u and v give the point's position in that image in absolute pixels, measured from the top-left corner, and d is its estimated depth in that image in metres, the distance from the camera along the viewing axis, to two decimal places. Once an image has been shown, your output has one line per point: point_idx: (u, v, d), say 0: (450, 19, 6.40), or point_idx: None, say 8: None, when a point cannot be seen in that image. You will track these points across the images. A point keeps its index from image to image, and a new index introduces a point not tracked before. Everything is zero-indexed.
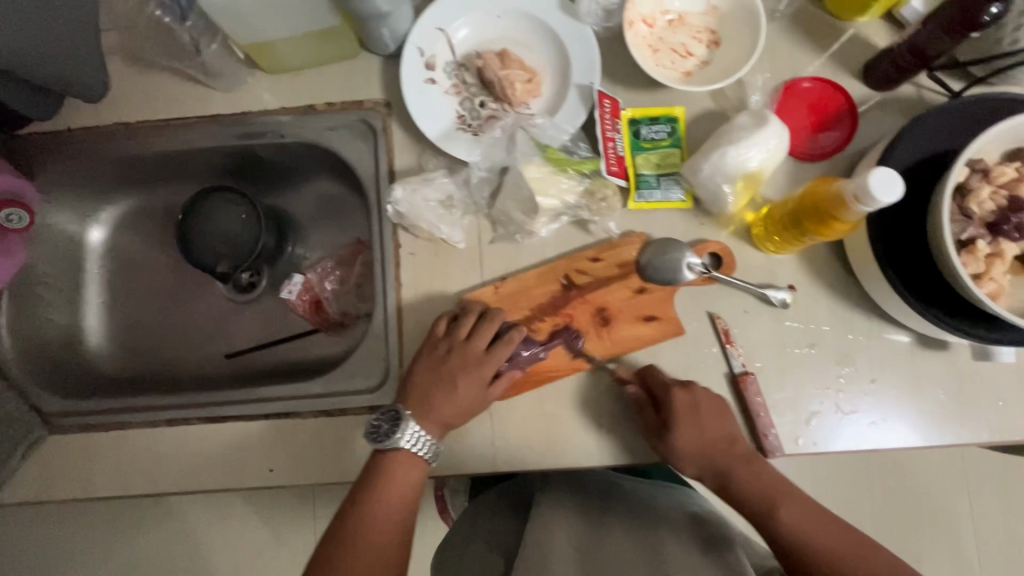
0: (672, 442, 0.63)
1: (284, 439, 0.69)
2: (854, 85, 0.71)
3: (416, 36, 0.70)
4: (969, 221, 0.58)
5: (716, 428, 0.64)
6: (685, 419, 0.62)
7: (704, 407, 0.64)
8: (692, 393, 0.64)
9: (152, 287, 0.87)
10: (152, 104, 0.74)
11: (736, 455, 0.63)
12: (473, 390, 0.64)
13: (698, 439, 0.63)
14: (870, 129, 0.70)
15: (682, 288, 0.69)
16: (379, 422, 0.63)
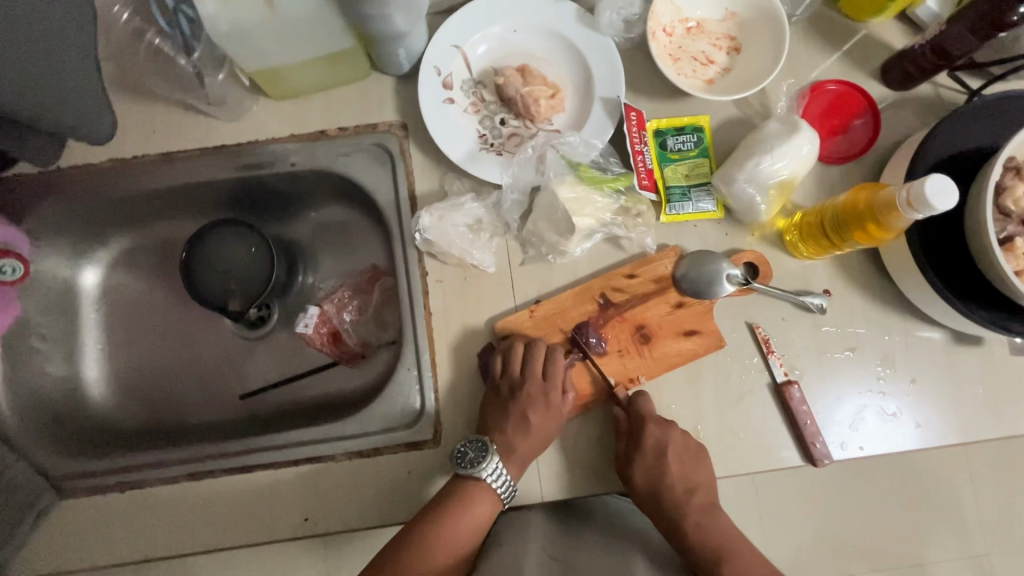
0: (638, 477, 0.63)
1: (319, 484, 0.65)
2: (873, 86, 0.71)
3: (432, 54, 0.67)
4: (1005, 219, 0.58)
5: (689, 470, 0.63)
6: (648, 459, 0.62)
7: (669, 452, 0.62)
8: (665, 432, 0.62)
9: (155, 329, 0.82)
10: (149, 137, 0.70)
11: (692, 503, 0.63)
12: (547, 420, 0.63)
13: (670, 479, 0.62)
14: (891, 130, 0.70)
15: (720, 300, 0.68)
16: (465, 449, 0.62)
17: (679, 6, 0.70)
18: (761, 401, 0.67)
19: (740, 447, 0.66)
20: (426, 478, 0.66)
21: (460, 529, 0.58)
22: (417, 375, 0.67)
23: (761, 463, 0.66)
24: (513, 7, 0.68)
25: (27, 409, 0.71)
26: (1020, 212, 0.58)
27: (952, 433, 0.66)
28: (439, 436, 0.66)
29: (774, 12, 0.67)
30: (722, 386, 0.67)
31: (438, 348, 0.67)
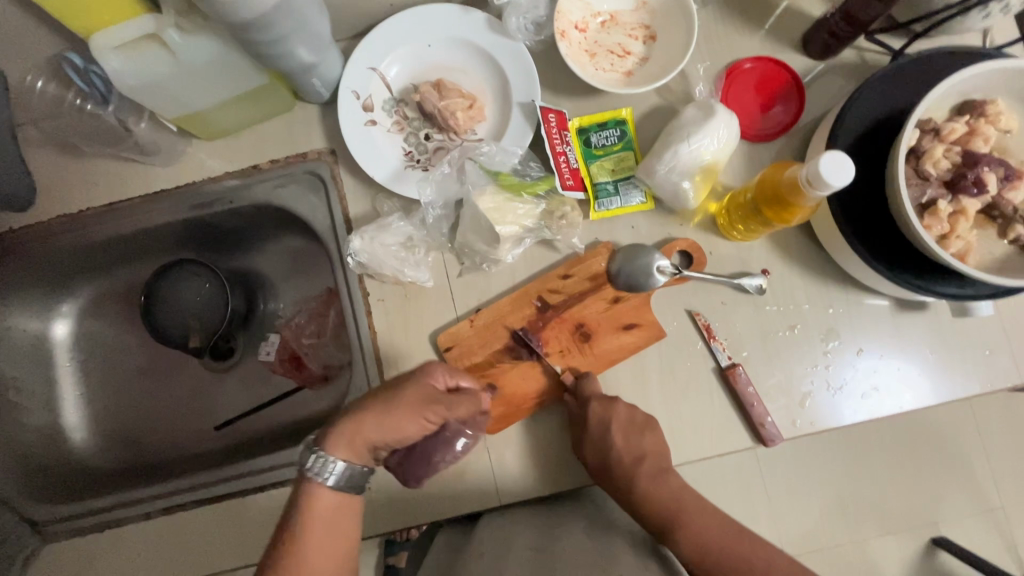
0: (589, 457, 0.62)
1: (283, 508, 0.67)
2: (797, 58, 0.70)
3: (348, 78, 0.68)
4: (927, 183, 0.57)
5: (635, 441, 0.62)
6: (593, 438, 0.62)
7: (613, 428, 0.61)
8: (610, 410, 0.62)
9: (129, 371, 0.85)
10: (91, 191, 0.72)
11: (642, 471, 0.61)
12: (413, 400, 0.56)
13: (627, 452, 0.62)
14: (818, 101, 0.69)
15: (658, 291, 0.68)
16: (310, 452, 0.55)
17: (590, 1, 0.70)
18: (708, 387, 0.67)
19: (691, 434, 0.66)
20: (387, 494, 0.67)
21: (319, 522, 0.53)
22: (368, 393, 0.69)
23: (713, 447, 0.66)
24: (423, 22, 0.69)
25: (8, 460, 0.74)
26: (941, 175, 0.57)
27: (905, 399, 0.66)
28: None
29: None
30: (669, 375, 0.67)
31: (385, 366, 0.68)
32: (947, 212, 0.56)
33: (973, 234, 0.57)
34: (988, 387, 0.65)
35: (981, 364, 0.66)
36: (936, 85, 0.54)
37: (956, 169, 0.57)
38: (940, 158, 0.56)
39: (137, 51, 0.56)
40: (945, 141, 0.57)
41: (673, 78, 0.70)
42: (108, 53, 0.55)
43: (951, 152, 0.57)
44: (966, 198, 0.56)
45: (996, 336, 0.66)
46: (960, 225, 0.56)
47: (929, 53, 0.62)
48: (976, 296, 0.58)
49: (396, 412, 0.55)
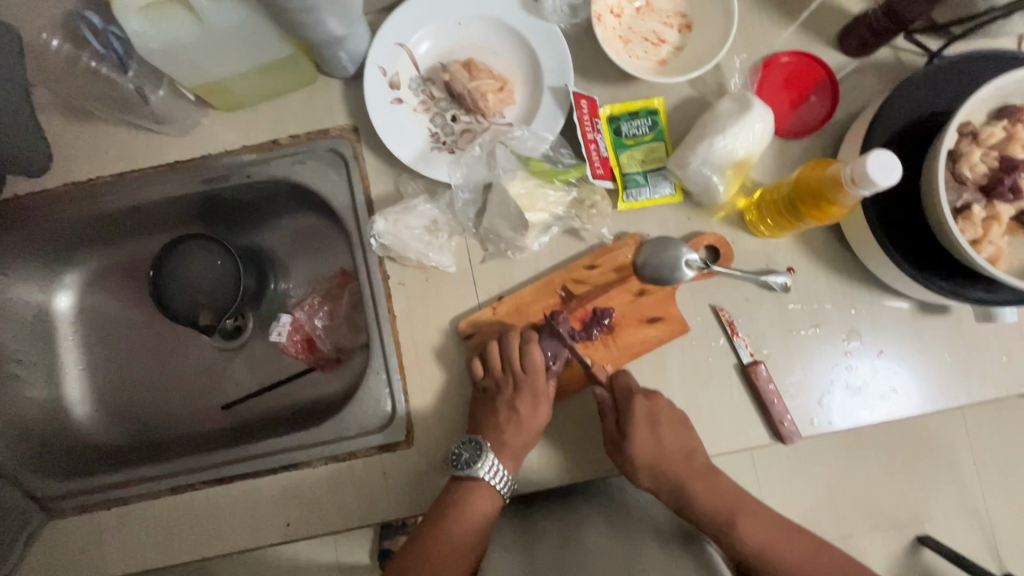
0: (629, 452, 0.61)
1: (295, 490, 0.66)
2: (831, 54, 0.69)
3: (375, 54, 0.66)
4: (963, 187, 0.57)
5: (678, 435, 0.63)
6: (643, 428, 0.60)
7: (661, 417, 0.62)
8: (652, 402, 0.63)
9: (133, 347, 0.83)
10: (102, 160, 0.69)
11: (692, 469, 0.63)
12: (536, 410, 0.63)
13: (655, 449, 0.61)
14: (851, 99, 0.68)
15: (683, 285, 0.67)
16: (461, 450, 0.62)
17: None
18: (728, 383, 0.67)
19: (708, 428, 0.66)
20: (401, 480, 0.66)
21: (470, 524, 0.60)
22: (386, 378, 0.68)
23: (731, 443, 0.66)
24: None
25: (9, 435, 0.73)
26: (977, 179, 0.57)
27: (922, 400, 0.66)
28: (412, 437, 0.67)
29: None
30: (690, 370, 0.67)
31: (404, 351, 0.67)
32: (981, 217, 0.56)
33: (1005, 240, 0.57)
34: (1003, 392, 0.66)
35: (998, 370, 0.66)
36: (979, 88, 0.54)
37: (993, 174, 0.56)
38: (978, 161, 0.56)
39: (160, 13, 0.53)
40: (983, 145, 0.57)
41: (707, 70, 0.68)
42: (130, 14, 0.53)
43: (989, 156, 0.56)
44: (1001, 204, 0.56)
45: (1014, 342, 0.66)
46: (993, 230, 0.56)
47: (967, 56, 0.62)
48: (1001, 301, 0.59)
49: (521, 428, 0.63)
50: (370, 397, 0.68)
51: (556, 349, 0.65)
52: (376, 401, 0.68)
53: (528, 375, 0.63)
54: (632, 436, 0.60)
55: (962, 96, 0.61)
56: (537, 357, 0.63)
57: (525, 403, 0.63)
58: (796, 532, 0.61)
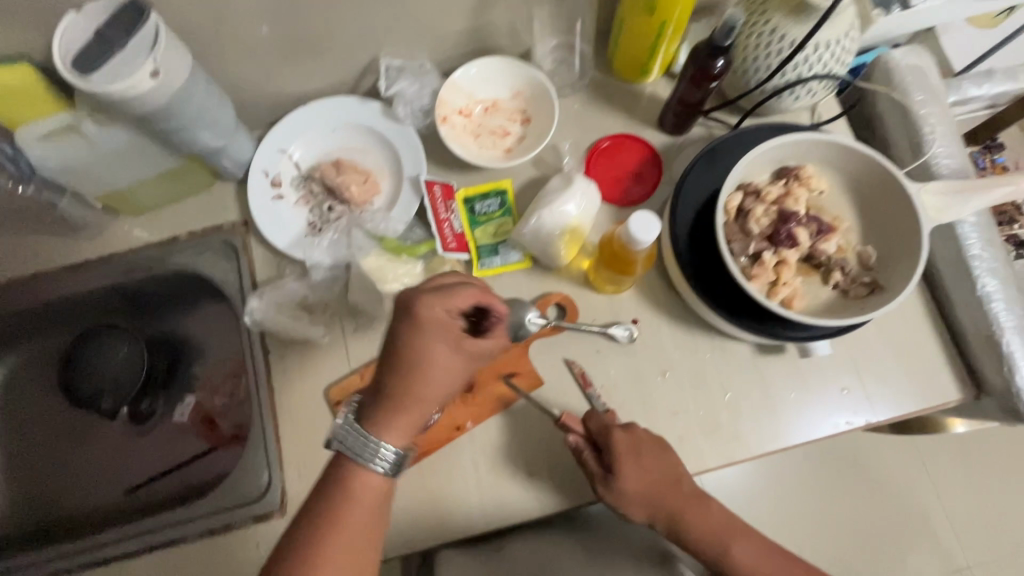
0: (617, 486, 0.62)
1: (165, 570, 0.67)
2: (655, 134, 0.80)
3: (256, 160, 0.77)
4: (751, 238, 0.65)
5: (664, 466, 0.63)
6: (629, 463, 0.62)
7: (642, 450, 0.63)
8: (632, 434, 0.64)
9: (45, 435, 0.87)
10: (23, 265, 0.79)
11: (683, 493, 0.63)
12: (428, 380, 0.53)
13: (643, 480, 0.63)
14: (673, 169, 0.78)
15: (536, 341, 0.73)
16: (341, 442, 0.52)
17: (472, 91, 0.80)
18: None
19: (570, 477, 0.69)
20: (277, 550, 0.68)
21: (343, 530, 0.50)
22: (264, 447, 0.72)
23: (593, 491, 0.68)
24: (325, 111, 0.79)
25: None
26: (763, 231, 0.64)
27: (770, 437, 0.69)
28: (285, 506, 0.69)
29: (545, 89, 0.78)
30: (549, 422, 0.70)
31: (280, 422, 0.71)
32: (772, 263, 0.63)
33: (799, 281, 0.64)
34: (846, 425, 0.70)
35: (841, 403, 0.70)
36: (744, 153, 0.63)
37: (774, 225, 0.64)
38: (761, 216, 0.64)
39: (56, 141, 0.64)
40: (765, 201, 0.65)
41: (546, 154, 0.79)
42: (31, 143, 0.64)
43: (770, 210, 0.65)
44: (785, 250, 0.64)
45: (849, 376, 0.70)
46: (784, 273, 0.63)
47: (754, 129, 0.72)
48: (812, 337, 0.64)
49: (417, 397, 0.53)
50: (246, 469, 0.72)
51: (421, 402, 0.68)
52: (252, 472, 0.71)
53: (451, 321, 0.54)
54: (620, 473, 0.62)
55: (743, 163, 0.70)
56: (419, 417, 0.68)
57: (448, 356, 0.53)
58: (784, 555, 0.64)
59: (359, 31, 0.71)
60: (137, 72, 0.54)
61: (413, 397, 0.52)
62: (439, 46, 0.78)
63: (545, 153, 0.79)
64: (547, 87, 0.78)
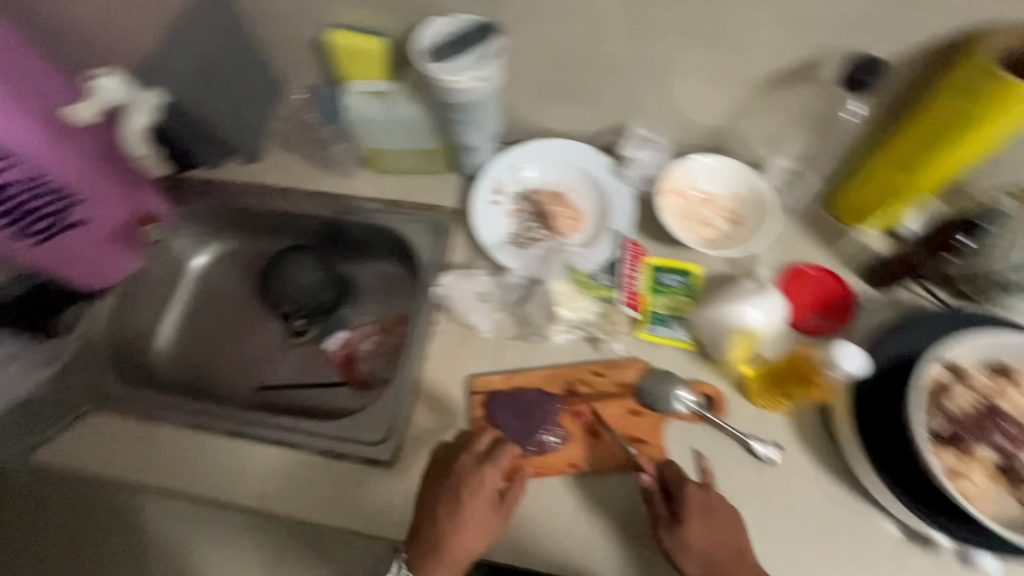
0: (681, 537, 0.63)
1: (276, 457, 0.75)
2: (857, 280, 0.81)
3: (491, 166, 0.88)
4: (943, 417, 0.63)
5: (729, 532, 0.64)
6: (698, 518, 0.64)
7: (710, 509, 0.65)
8: (706, 492, 0.66)
9: (223, 313, 1.01)
10: (280, 176, 0.94)
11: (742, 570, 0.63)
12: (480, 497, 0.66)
13: (707, 541, 0.63)
14: (865, 319, 0.78)
15: (673, 420, 0.74)
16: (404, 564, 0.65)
17: (695, 177, 0.86)
18: None
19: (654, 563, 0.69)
20: (374, 497, 0.73)
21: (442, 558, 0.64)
22: (396, 403, 0.78)
23: None
24: (562, 149, 0.89)
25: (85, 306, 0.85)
26: (961, 416, 0.63)
27: None
28: (395, 462, 0.75)
29: (761, 186, 0.84)
30: None
31: (421, 388, 0.78)
32: (962, 452, 0.62)
33: (988, 484, 0.61)
34: None
35: None
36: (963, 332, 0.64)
37: (976, 416, 0.63)
38: (964, 402, 0.63)
39: (369, 100, 0.80)
40: (971, 387, 0.63)
41: (742, 256, 0.83)
42: (353, 94, 0.80)
43: (976, 400, 0.63)
44: (979, 447, 0.62)
45: None
46: (973, 469, 0.61)
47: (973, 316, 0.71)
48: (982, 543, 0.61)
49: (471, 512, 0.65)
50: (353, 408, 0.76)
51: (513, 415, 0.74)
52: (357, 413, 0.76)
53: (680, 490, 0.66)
54: (688, 523, 0.64)
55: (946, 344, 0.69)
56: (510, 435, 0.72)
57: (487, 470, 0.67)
58: None
59: (633, 99, 0.81)
60: (464, 76, 0.66)
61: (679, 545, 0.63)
62: (686, 133, 0.85)
63: (743, 255, 0.82)
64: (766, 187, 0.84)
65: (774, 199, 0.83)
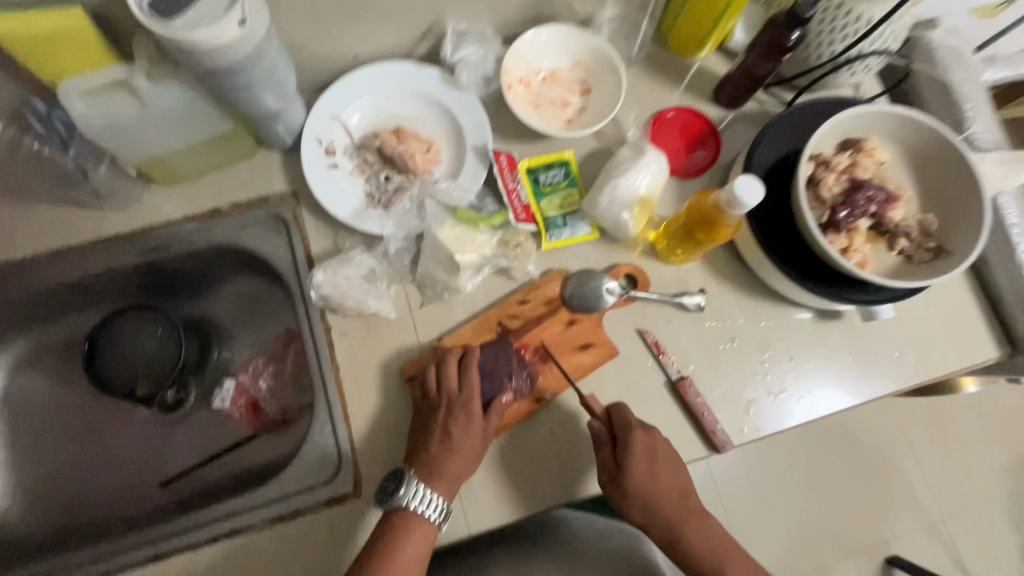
0: (624, 480, 0.75)
1: (320, 552, 0.75)
2: (916, 371, 0.88)
3: (603, 283, 0.83)
4: (824, 204, 0.78)
5: (648, 469, 0.75)
6: (643, 461, 0.75)
7: (630, 426, 0.76)
8: (651, 438, 0.76)
9: None
10: None
11: (680, 504, 0.77)
12: (470, 436, 0.75)
13: (649, 480, 0.75)
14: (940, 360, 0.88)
15: (610, 312, 0.85)
16: (388, 482, 0.73)
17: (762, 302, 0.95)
18: (662, 397, 0.83)
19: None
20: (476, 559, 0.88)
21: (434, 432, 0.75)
22: None
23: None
24: None
25: (127, 363, 0.87)
26: (834, 197, 0.78)
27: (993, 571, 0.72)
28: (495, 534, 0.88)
29: (850, 320, 0.89)
30: None
31: None
32: (846, 231, 0.77)
33: (868, 248, 0.78)
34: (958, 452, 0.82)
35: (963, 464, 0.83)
36: (836, 115, 0.77)
37: (847, 191, 0.78)
38: (832, 184, 0.77)
39: None
40: (834, 168, 0.78)
41: (835, 372, 0.87)
42: None
43: (840, 178, 0.78)
44: (861, 220, 0.77)
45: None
46: (856, 240, 0.77)
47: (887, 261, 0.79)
48: (877, 300, 0.79)
49: (456, 451, 0.74)
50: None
51: (504, 369, 0.79)
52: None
53: (611, 440, 0.77)
54: (631, 469, 0.75)
55: (812, 190, 0.78)
56: (473, 376, 0.76)
57: (462, 429, 0.75)
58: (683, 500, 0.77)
59: None
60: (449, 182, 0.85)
61: (451, 461, 0.73)
62: None
63: (835, 372, 0.87)
64: (859, 326, 0.88)
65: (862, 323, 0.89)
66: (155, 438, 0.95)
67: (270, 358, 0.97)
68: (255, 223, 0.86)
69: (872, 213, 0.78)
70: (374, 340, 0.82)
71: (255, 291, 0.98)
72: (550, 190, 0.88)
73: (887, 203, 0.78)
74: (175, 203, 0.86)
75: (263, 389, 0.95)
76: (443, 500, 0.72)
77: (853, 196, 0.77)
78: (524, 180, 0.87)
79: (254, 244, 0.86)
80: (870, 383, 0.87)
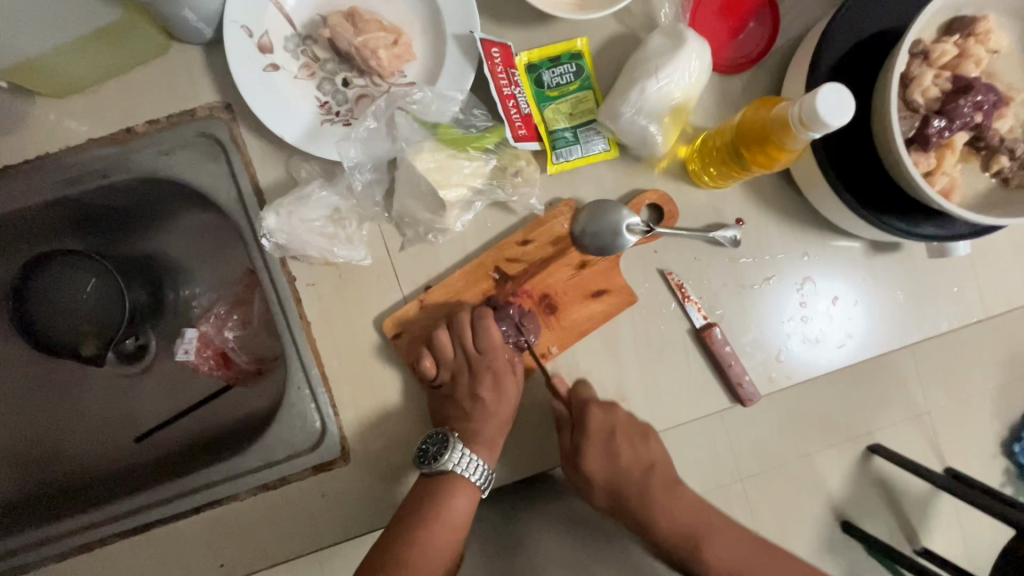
0: (569, 442, 0.69)
1: (313, 522, 0.69)
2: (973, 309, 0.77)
3: (624, 218, 0.67)
4: (914, 113, 0.60)
5: (621, 420, 0.69)
6: (588, 413, 0.68)
7: (581, 379, 0.68)
8: (594, 387, 0.68)
9: None
10: None
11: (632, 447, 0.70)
12: (504, 403, 0.70)
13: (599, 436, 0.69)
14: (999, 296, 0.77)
15: (630, 250, 0.71)
16: (427, 444, 0.67)
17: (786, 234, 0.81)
18: (685, 349, 0.72)
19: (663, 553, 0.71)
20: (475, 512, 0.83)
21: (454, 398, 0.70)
22: None
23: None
24: None
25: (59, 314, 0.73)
26: (929, 103, 0.60)
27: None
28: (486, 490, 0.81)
29: (907, 252, 0.76)
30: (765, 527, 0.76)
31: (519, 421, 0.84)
32: (934, 149, 0.61)
33: (959, 169, 0.62)
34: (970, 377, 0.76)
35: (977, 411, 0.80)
36: None
37: (946, 94, 0.60)
38: (929, 86, 0.59)
39: None
40: (933, 63, 0.60)
41: (882, 314, 0.76)
42: None
43: (940, 78, 0.60)
44: (957, 133, 0.60)
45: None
46: (947, 160, 0.61)
47: (978, 188, 0.64)
48: (953, 234, 0.65)
49: (491, 416, 0.69)
50: (401, 460, 0.70)
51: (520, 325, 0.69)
52: (400, 474, 0.70)
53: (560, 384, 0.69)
54: (570, 416, 0.68)
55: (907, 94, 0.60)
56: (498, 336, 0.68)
57: (490, 392, 0.69)
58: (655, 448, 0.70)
59: None
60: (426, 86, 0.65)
61: (479, 431, 0.68)
62: None
63: (884, 314, 0.76)
64: (917, 259, 0.76)
65: (921, 256, 0.76)
66: (120, 392, 0.86)
67: (235, 305, 0.85)
68: (184, 145, 0.68)
69: (974, 125, 0.60)
70: (347, 292, 0.68)
71: (205, 227, 0.82)
72: (556, 94, 0.68)
73: (995, 108, 0.61)
74: (75, 122, 0.67)
75: (230, 339, 0.84)
76: (485, 464, 0.68)
77: (955, 101, 0.59)
78: (524, 80, 0.67)
79: (189, 174, 0.69)
80: (920, 324, 0.76)
